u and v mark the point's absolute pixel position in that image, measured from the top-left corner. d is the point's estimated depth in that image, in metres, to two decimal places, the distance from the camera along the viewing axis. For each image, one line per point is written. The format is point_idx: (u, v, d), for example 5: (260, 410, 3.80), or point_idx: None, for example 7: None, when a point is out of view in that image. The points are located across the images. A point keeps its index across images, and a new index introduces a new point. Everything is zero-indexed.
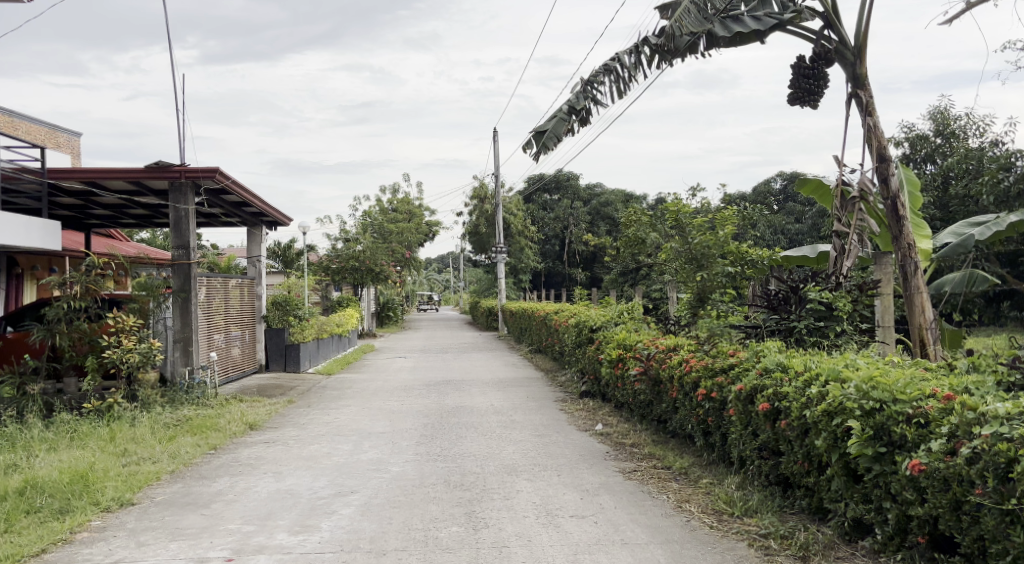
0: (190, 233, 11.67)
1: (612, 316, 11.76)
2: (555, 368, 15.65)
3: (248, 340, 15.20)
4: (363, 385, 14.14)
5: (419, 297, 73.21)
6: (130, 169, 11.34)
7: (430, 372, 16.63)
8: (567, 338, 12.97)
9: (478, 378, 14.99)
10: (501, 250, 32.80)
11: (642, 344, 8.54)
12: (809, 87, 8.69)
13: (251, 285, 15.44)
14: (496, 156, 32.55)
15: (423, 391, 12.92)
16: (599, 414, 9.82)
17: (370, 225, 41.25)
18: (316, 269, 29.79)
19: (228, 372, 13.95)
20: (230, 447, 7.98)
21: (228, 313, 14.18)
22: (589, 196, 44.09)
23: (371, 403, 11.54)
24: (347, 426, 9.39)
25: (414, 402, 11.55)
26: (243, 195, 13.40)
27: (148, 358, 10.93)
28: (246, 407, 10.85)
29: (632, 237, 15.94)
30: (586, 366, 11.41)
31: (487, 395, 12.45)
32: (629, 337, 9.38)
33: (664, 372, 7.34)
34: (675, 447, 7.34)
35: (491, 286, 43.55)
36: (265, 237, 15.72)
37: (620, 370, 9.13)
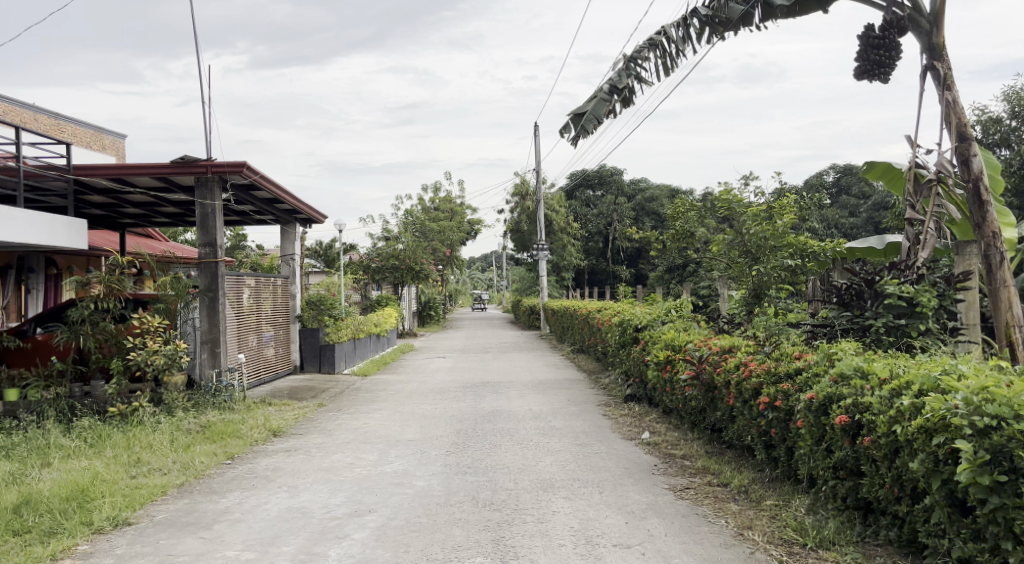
0: (217, 230, 11.26)
1: (659, 315, 10.98)
2: (599, 369, 14.93)
3: (282, 340, 14.78)
4: (398, 387, 13.60)
5: (462, 296, 72.95)
6: (155, 165, 10.98)
7: (468, 373, 16.03)
8: (611, 338, 12.24)
9: (518, 380, 14.32)
10: (543, 247, 32.11)
11: (693, 345, 7.77)
12: (878, 59, 7.78)
13: (285, 284, 15.03)
14: (538, 152, 31.88)
15: (459, 394, 12.34)
16: (646, 421, 9.07)
17: (412, 224, 40.99)
18: (356, 268, 29.51)
19: (260, 374, 13.53)
20: (249, 456, 7.48)
21: (261, 313, 13.78)
22: (633, 191, 43.11)
23: (404, 406, 10.97)
24: (375, 433, 8.82)
25: (449, 406, 10.96)
26: (272, 191, 12.96)
27: (174, 360, 10.55)
28: (273, 411, 10.38)
29: (679, 231, 15.08)
30: (631, 368, 10.67)
31: (526, 398, 11.77)
32: (678, 337, 8.61)
33: (719, 377, 6.57)
34: (731, 461, 6.56)
35: (533, 284, 42.90)
36: (299, 235, 15.33)
37: (669, 373, 8.37)
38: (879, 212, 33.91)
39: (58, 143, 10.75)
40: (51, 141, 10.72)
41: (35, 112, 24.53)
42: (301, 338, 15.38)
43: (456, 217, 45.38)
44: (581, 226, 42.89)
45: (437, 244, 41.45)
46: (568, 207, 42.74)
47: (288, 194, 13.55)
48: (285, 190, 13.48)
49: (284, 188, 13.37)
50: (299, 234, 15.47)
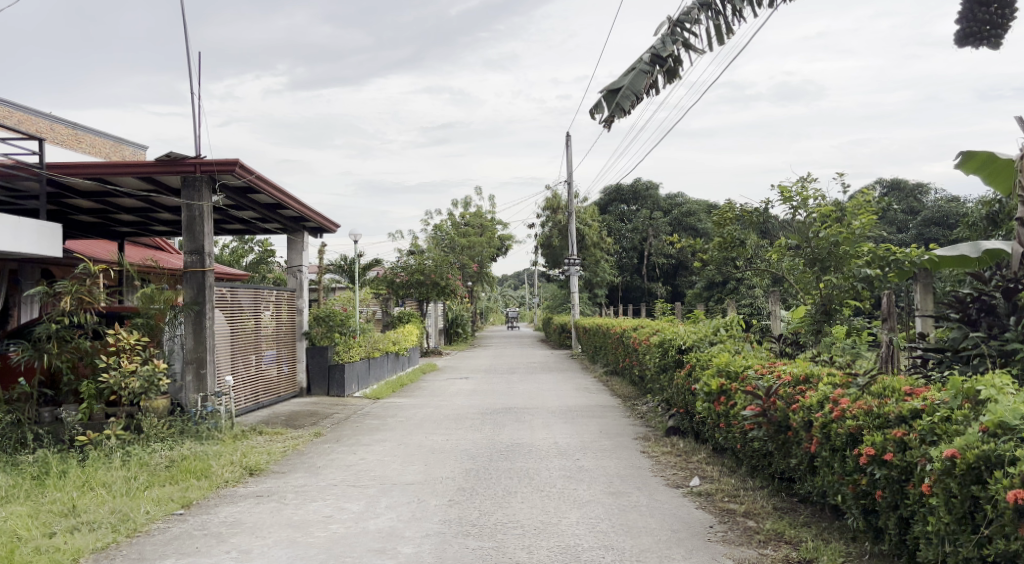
0: (204, 236, 10.09)
1: (707, 336, 9.48)
2: (635, 394, 13.44)
3: (287, 360, 13.52)
4: (411, 413, 12.23)
5: (493, 313, 71.56)
6: (138, 164, 9.81)
7: (490, 396, 14.60)
8: (649, 360, 10.76)
9: (544, 405, 12.86)
10: (574, 262, 30.61)
11: (756, 373, 6.27)
12: (987, 19, 6.28)
13: (290, 298, 13.80)
14: (570, 163, 30.61)
15: (477, 423, 10.94)
16: (693, 462, 7.57)
17: (440, 239, 39.91)
18: (380, 283, 28.33)
19: (259, 398, 12.24)
20: (209, 504, 6.16)
21: (261, 330, 12.53)
22: (669, 206, 41.45)
23: (412, 438, 9.58)
24: (369, 472, 7.43)
25: (462, 437, 9.57)
26: (273, 195, 11.75)
27: (152, 382, 9.33)
28: (262, 442, 9.08)
29: (724, 241, 13.54)
30: (674, 396, 9.19)
31: (551, 429, 10.29)
32: (735, 362, 7.09)
33: (795, 416, 5.04)
34: (811, 527, 5.02)
35: (565, 302, 41.38)
36: (308, 244, 14.12)
37: (724, 406, 6.85)
38: (930, 228, 31.88)
39: (31, 139, 9.69)
40: (23, 137, 9.66)
41: (52, 121, 23.97)
42: (308, 358, 14.12)
43: (486, 232, 44.11)
44: (615, 242, 41.36)
45: (466, 260, 40.22)
46: (602, 222, 41.23)
47: (294, 200, 12.40)
48: (292, 195, 12.34)
49: (290, 194, 12.23)
50: (308, 243, 14.29)
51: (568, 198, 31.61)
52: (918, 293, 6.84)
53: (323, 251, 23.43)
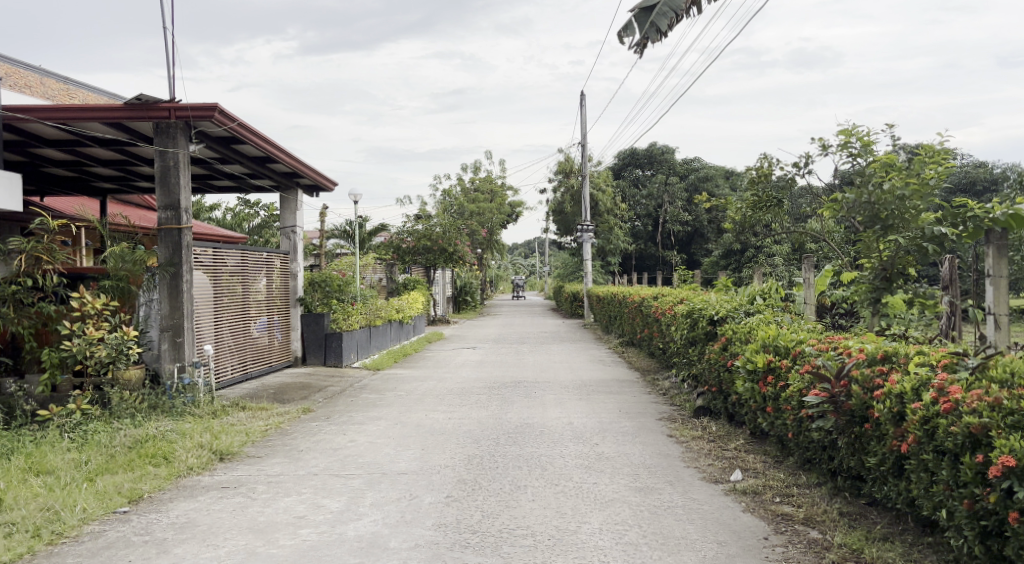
0: (180, 188, 8.97)
1: (744, 307, 8.41)
2: (655, 368, 12.45)
3: (279, 327, 12.54)
4: (412, 386, 11.29)
5: (503, 282, 70.47)
6: (105, 107, 8.74)
7: (499, 368, 13.64)
8: (675, 332, 9.70)
9: (555, 380, 11.88)
10: (587, 228, 29.45)
11: (818, 352, 5.20)
12: None
13: (283, 261, 12.76)
14: (583, 124, 29.30)
15: (483, 398, 9.99)
16: (729, 450, 6.56)
17: (449, 205, 38.76)
18: (386, 248, 27.32)
19: (246, 369, 11.29)
20: (162, 499, 5.21)
21: (248, 296, 11.54)
22: (685, 171, 40.07)
23: (411, 416, 8.62)
24: (357, 459, 6.45)
25: (466, 416, 8.61)
26: (261, 148, 10.66)
27: (121, 350, 8.36)
28: (242, 420, 8.13)
29: (756, 202, 12.36)
30: (704, 373, 8.19)
31: (565, 406, 9.31)
32: (785, 336, 6.02)
33: (878, 406, 3.99)
34: (894, 544, 4.00)
35: (576, 270, 40.29)
36: (302, 203, 13.07)
37: (774, 388, 5.79)
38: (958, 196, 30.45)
39: None
40: None
41: (42, 76, 22.86)
42: (303, 325, 13.11)
43: (496, 198, 42.95)
44: (628, 208, 40.14)
45: (476, 226, 39.11)
46: (615, 187, 39.92)
47: (285, 153, 11.32)
48: (282, 149, 11.26)
49: (280, 146, 11.16)
50: (302, 202, 13.24)
51: (582, 162, 30.31)
52: (987, 256, 5.69)
53: (325, 214, 22.40)
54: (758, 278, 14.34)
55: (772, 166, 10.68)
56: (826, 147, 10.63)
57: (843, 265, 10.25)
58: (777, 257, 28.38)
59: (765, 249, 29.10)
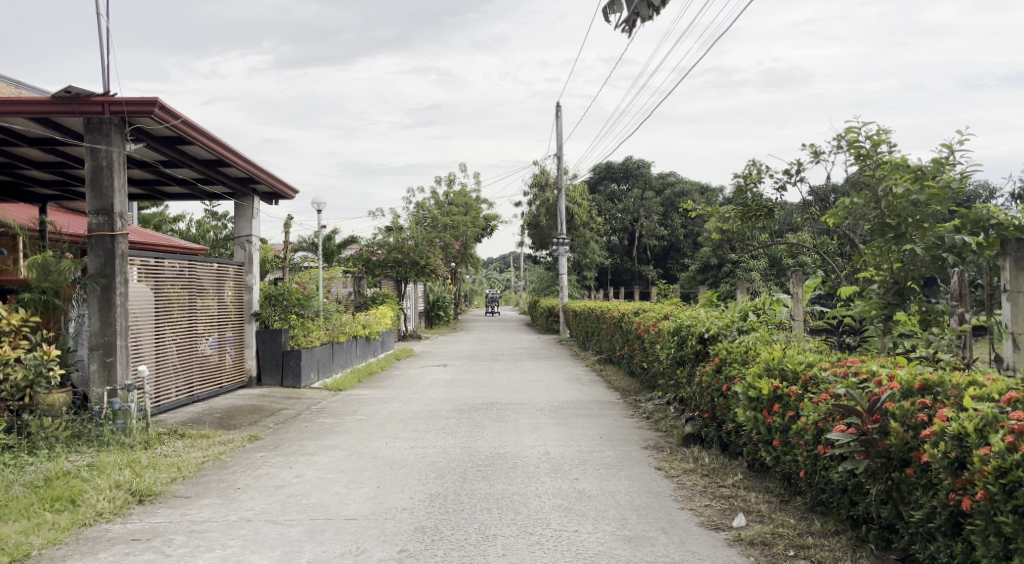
0: (114, 191, 7.98)
1: (737, 325, 7.69)
2: (636, 388, 11.70)
3: (231, 344, 11.59)
4: (376, 408, 10.40)
5: (477, 296, 69.48)
6: (31, 100, 7.81)
7: (470, 389, 12.80)
8: (659, 351, 8.96)
9: (530, 401, 11.07)
10: (563, 242, 28.73)
11: (840, 381, 4.45)
12: None
13: (237, 273, 11.83)
14: (559, 135, 28.76)
15: (452, 423, 9.14)
16: (726, 488, 5.80)
17: (422, 218, 37.93)
18: (355, 261, 26.32)
19: (192, 391, 10.33)
20: (54, 557, 4.29)
21: (195, 312, 10.58)
22: (661, 185, 39.65)
23: (369, 445, 7.74)
24: (301, 500, 5.56)
25: (431, 444, 7.75)
26: (210, 149, 9.74)
27: (40, 373, 7.32)
28: (177, 451, 7.17)
29: (741, 212, 11.70)
30: (694, 397, 7.46)
31: (540, 432, 8.51)
32: (793, 358, 5.29)
33: (927, 450, 3.25)
34: None
35: (551, 284, 39.61)
36: (258, 211, 12.13)
37: (782, 418, 5.06)
38: None
39: None
40: None
41: None
42: (259, 343, 12.18)
43: (470, 211, 42.21)
44: (604, 222, 39.59)
45: (450, 239, 38.26)
46: (591, 201, 39.31)
47: (237, 156, 10.40)
48: (233, 151, 10.33)
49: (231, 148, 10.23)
50: (259, 210, 12.33)
51: (558, 175, 29.63)
52: (1007, 271, 5.07)
53: (290, 225, 21.41)
54: (742, 293, 13.67)
55: (761, 173, 10.01)
56: (817, 155, 10.00)
57: (837, 279, 9.59)
58: (755, 273, 27.96)
59: (743, 265, 28.67)
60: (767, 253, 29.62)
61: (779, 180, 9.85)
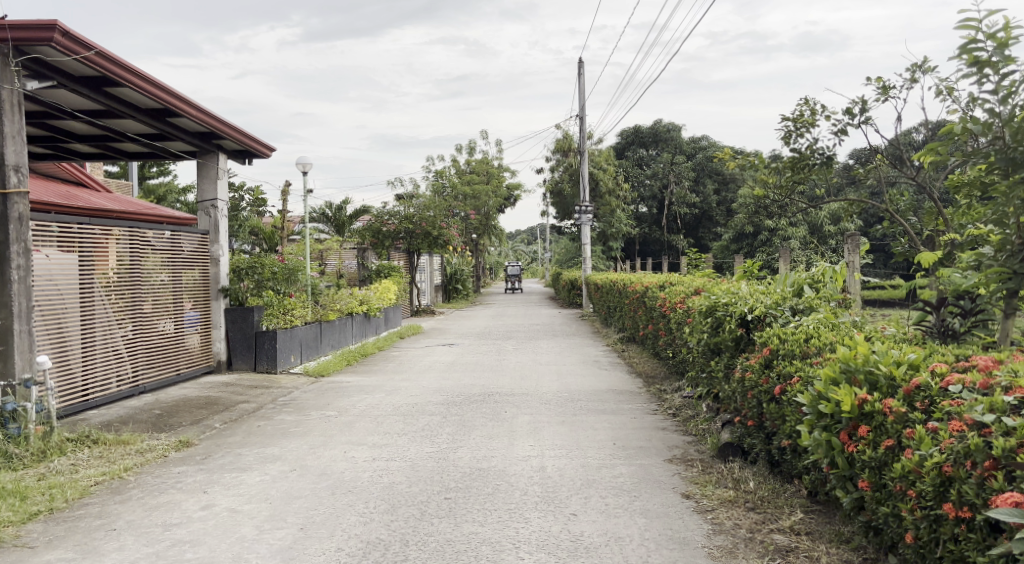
0: (8, 138, 6.37)
1: (790, 304, 5.99)
2: (661, 375, 10.04)
3: (193, 324, 10.10)
4: (353, 400, 8.86)
5: (501, 268, 67.82)
6: None
7: (471, 374, 11.21)
8: (689, 333, 7.28)
9: (536, 391, 9.44)
10: (586, 210, 26.93)
11: (986, 407, 2.76)
12: None
13: (200, 243, 10.31)
14: (582, 95, 26.89)
15: (436, 423, 7.55)
16: (784, 536, 4.13)
17: (440, 187, 36.30)
18: (364, 232, 24.16)
19: (140, 379, 8.87)
20: None
21: (143, 287, 9.06)
22: (692, 149, 37.57)
23: (322, 456, 6.16)
24: (186, 552, 4.01)
25: (398, 456, 6.16)
26: (150, 93, 8.12)
27: None
28: (72, 465, 5.64)
29: (787, 165, 9.85)
30: (732, 396, 5.77)
31: (539, 436, 6.90)
32: (886, 357, 3.58)
33: None
34: None
35: (576, 256, 37.86)
36: (224, 171, 10.55)
37: (874, 449, 3.36)
38: None
39: None
40: None
41: None
42: (228, 323, 10.65)
43: (492, 180, 40.40)
44: (632, 190, 37.69)
45: (469, 208, 36.54)
46: (618, 167, 37.37)
47: (185, 102, 8.77)
48: (181, 96, 8.71)
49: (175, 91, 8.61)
50: (226, 168, 10.75)
51: (581, 139, 27.72)
52: None
53: (290, 193, 19.89)
54: (785, 263, 11.83)
55: (814, 113, 8.15)
56: (884, 91, 8.12)
57: (906, 245, 7.77)
58: (794, 240, 26.23)
59: (780, 231, 26.93)
60: (806, 220, 27.81)
61: (839, 122, 8.00)
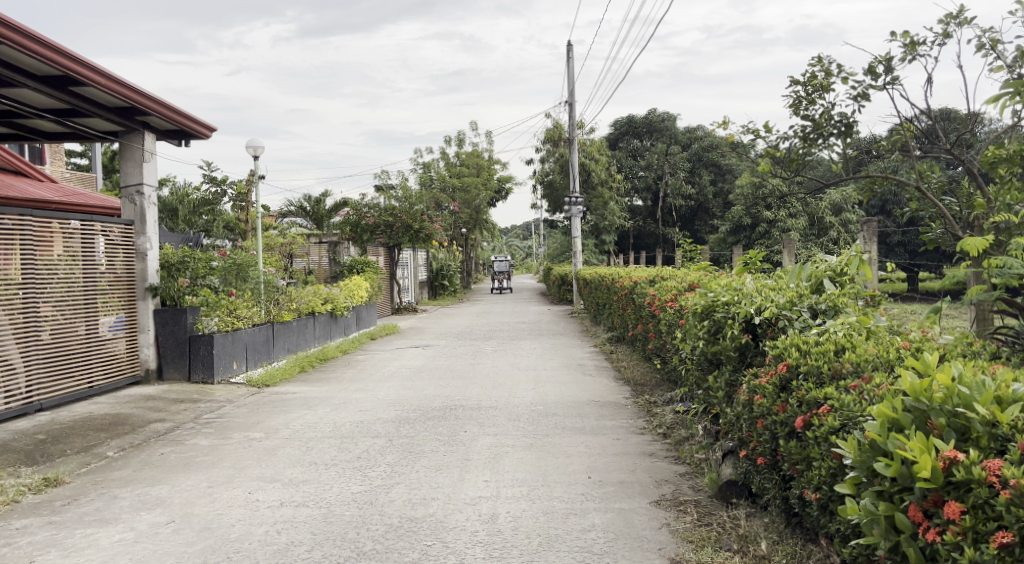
0: None
1: (808, 304, 4.72)
2: (652, 384, 8.76)
3: (114, 328, 8.80)
4: (289, 417, 7.54)
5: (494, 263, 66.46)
6: None
7: (437, 382, 9.90)
8: (681, 337, 6.00)
9: (506, 404, 8.13)
10: (576, 201, 25.64)
11: None
12: None
13: (122, 236, 9.03)
14: (571, 80, 25.58)
15: (377, 448, 6.24)
16: None
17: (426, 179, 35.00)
18: (342, 226, 22.86)
19: (39, 395, 7.57)
20: None
21: (45, 285, 7.77)
22: (687, 139, 36.25)
23: (217, 500, 4.84)
24: None
25: (313, 499, 4.84)
26: (33, 52, 6.89)
27: None
28: None
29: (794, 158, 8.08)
30: (735, 422, 4.50)
31: (497, 467, 5.59)
32: (981, 391, 2.31)
33: None
34: None
35: (568, 250, 36.60)
36: (149, 153, 9.27)
37: (974, 544, 2.09)
38: None
39: None
40: None
41: None
42: (158, 327, 9.34)
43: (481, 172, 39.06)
44: (625, 181, 36.38)
45: (457, 201, 35.19)
46: (612, 158, 36.06)
47: (80, 64, 7.47)
48: (73, 56, 7.40)
49: (64, 50, 7.31)
50: (155, 151, 9.46)
51: (570, 127, 26.41)
52: None
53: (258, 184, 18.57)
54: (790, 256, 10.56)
55: (829, 75, 6.87)
56: (912, 46, 6.81)
57: (939, 229, 6.53)
58: (793, 232, 24.99)
59: (780, 223, 25.68)
60: (806, 211, 26.52)
61: (859, 84, 6.73)
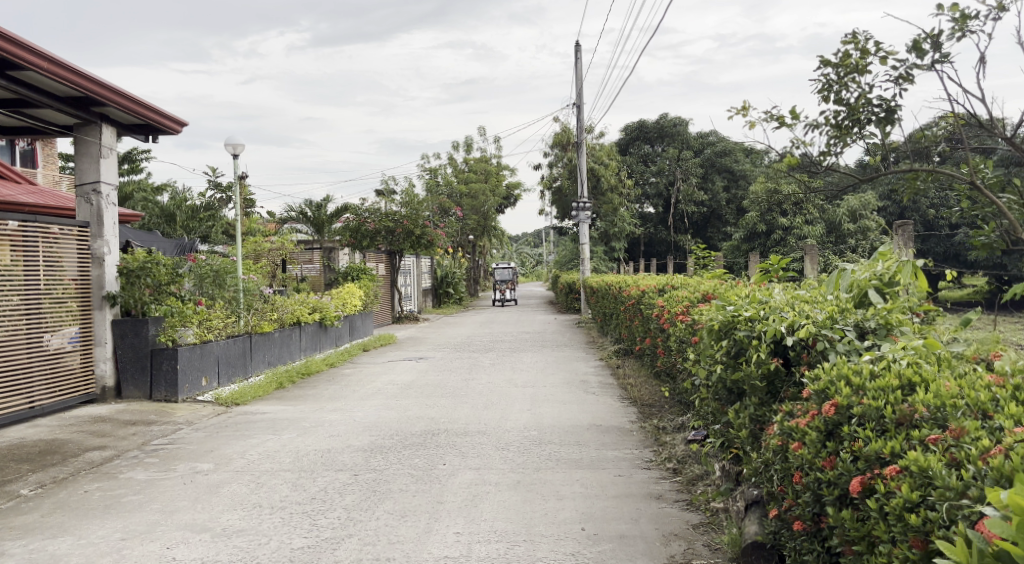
0: None
1: (853, 321, 3.80)
2: (660, 406, 7.81)
3: (65, 342, 7.96)
4: (248, 444, 6.65)
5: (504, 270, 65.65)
6: None
7: (424, 400, 8.99)
8: (695, 357, 5.08)
9: (496, 429, 7.20)
10: (585, 207, 24.74)
11: None
12: None
13: (76, 240, 8.21)
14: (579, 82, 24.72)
15: (337, 486, 5.33)
16: None
17: (432, 184, 34.18)
18: (341, 232, 22.06)
19: None
20: None
21: None
22: (700, 144, 35.28)
23: (125, 558, 3.95)
24: None
25: (240, 560, 3.93)
26: None
27: None
28: None
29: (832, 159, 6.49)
30: (763, 469, 3.58)
31: (472, 514, 4.66)
32: None
33: None
34: None
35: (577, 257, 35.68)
36: (108, 149, 8.50)
37: None
38: None
39: None
40: None
41: None
42: (117, 339, 8.50)
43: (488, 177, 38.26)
44: (636, 187, 35.43)
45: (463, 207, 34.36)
46: (622, 163, 35.15)
47: (19, 47, 6.63)
48: (10, 37, 6.55)
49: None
50: (114, 146, 8.69)
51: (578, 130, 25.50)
52: None
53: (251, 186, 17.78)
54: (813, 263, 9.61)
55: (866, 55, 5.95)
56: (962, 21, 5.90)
57: None
58: (811, 239, 23.92)
59: (796, 230, 24.67)
60: (824, 217, 25.49)
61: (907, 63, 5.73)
